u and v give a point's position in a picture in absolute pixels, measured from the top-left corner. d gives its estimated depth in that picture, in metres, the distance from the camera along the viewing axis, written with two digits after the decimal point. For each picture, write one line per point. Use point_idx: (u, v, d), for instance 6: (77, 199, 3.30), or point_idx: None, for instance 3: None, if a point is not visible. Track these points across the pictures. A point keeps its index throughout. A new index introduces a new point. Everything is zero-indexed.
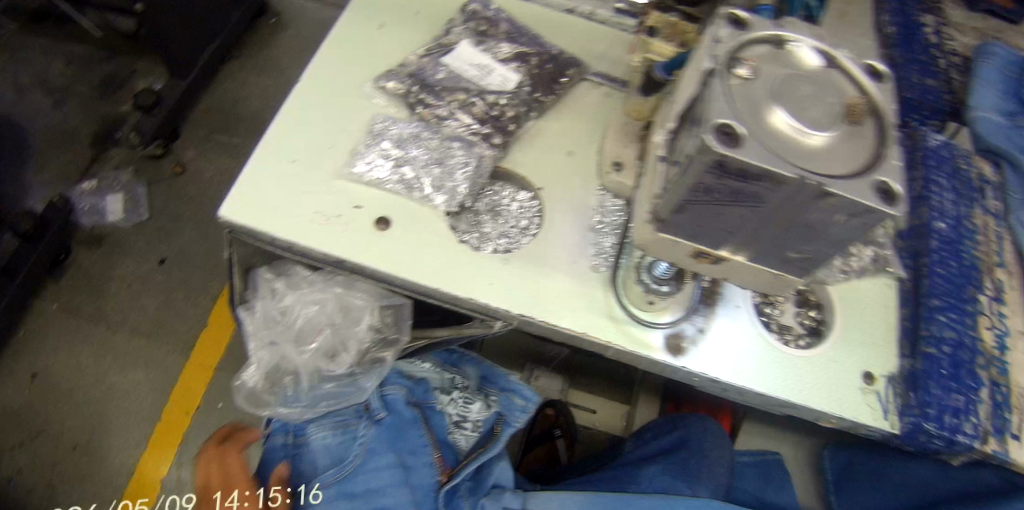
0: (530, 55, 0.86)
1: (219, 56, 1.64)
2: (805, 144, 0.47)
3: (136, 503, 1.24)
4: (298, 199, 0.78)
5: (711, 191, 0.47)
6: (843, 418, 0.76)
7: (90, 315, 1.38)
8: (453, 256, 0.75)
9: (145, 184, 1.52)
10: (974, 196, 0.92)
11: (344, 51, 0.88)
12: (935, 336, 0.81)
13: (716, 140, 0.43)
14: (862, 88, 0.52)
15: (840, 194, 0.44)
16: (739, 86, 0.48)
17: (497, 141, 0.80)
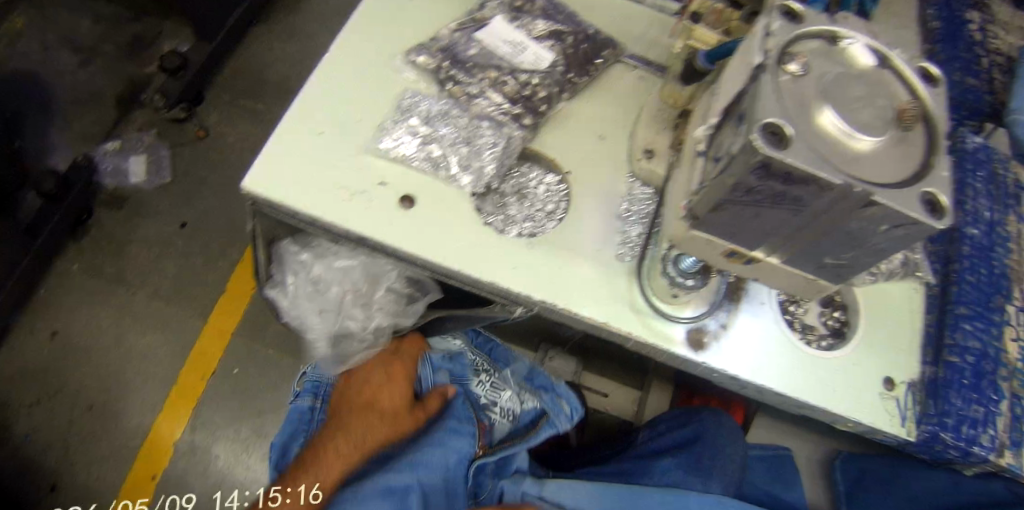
0: (564, 34, 0.83)
1: (245, 20, 1.62)
2: (852, 148, 0.46)
3: (136, 503, 1.26)
4: (325, 173, 0.77)
5: (753, 192, 0.45)
6: (861, 423, 0.75)
7: (111, 277, 1.40)
8: (478, 239, 0.74)
9: (168, 147, 1.52)
10: (1009, 203, 0.90)
11: (376, 23, 0.86)
12: (959, 345, 0.80)
13: (764, 142, 0.42)
14: (914, 91, 0.50)
15: (886, 204, 0.43)
16: (790, 83, 0.47)
17: (527, 122, 0.78)
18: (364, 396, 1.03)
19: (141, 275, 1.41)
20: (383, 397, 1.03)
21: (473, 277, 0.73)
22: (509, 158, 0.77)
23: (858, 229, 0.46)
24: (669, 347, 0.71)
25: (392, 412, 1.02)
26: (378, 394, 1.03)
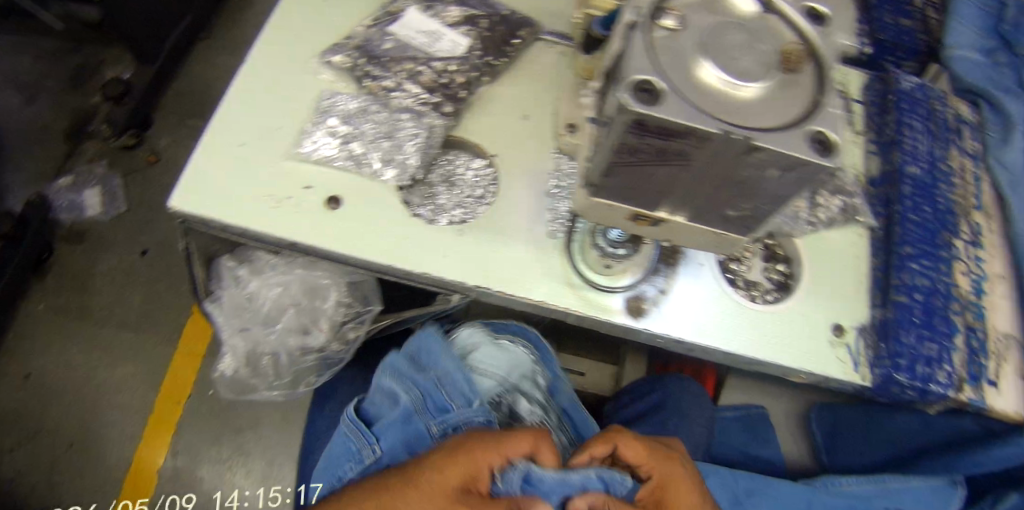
0: (479, 18, 0.82)
1: (185, 40, 1.59)
2: (735, 97, 0.45)
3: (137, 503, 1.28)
4: (250, 184, 0.76)
5: (636, 151, 0.44)
6: (812, 372, 0.76)
7: (78, 312, 1.40)
8: (408, 233, 0.74)
9: (120, 175, 1.51)
10: (951, 137, 0.90)
11: (289, 26, 0.84)
12: (907, 284, 0.79)
13: (634, 99, 0.41)
14: (800, 32, 0.49)
15: (768, 147, 0.42)
16: (665, 38, 0.46)
17: (447, 110, 0.77)
18: (415, 483, 0.66)
19: (109, 307, 1.41)
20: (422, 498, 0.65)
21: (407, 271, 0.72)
22: (433, 147, 0.76)
23: (747, 176, 0.45)
24: (608, 317, 0.70)
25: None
26: (432, 481, 0.65)
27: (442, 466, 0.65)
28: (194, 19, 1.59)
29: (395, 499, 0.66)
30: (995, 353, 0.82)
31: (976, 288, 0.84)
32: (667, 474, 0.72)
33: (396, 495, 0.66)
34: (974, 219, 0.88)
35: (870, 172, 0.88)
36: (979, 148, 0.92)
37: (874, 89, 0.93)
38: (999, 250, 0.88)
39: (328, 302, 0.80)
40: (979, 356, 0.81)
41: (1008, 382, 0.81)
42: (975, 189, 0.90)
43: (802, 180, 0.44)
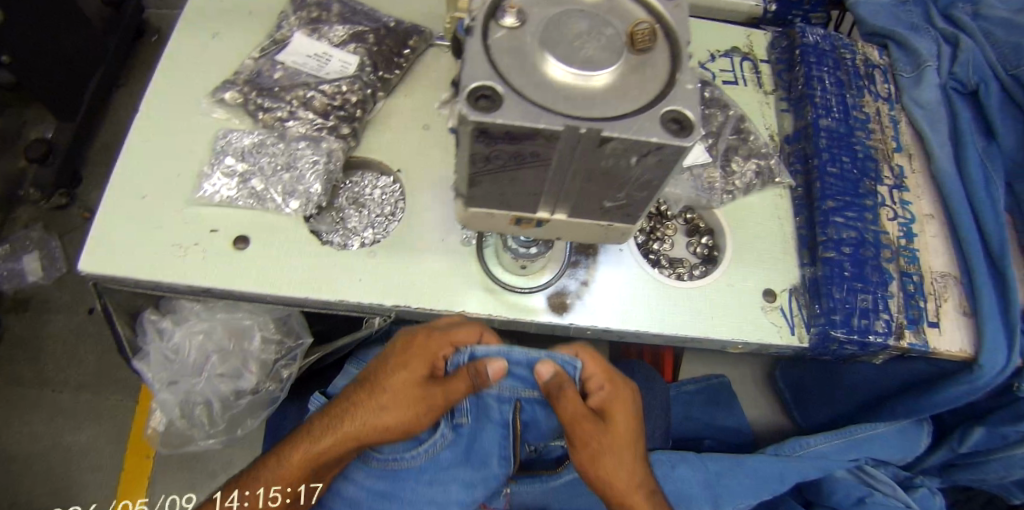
0: (366, 34, 0.81)
1: (105, 88, 1.55)
2: (585, 89, 0.43)
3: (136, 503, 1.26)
4: (153, 236, 0.73)
5: (491, 159, 0.43)
6: (748, 342, 0.75)
7: (33, 380, 1.37)
8: (321, 262, 0.72)
9: (58, 236, 1.47)
10: (862, 83, 0.91)
11: (176, 68, 0.82)
12: (833, 239, 0.78)
13: (471, 108, 0.39)
14: (651, 9, 0.48)
15: (618, 136, 0.40)
16: (507, 39, 0.45)
17: (344, 131, 0.76)
18: (374, 391, 0.70)
19: (65, 371, 1.38)
20: (384, 401, 0.70)
21: (324, 300, 0.71)
22: (334, 171, 0.75)
23: (608, 167, 0.43)
24: (533, 316, 0.70)
25: (405, 409, 0.69)
26: (389, 384, 0.70)
27: (394, 370, 0.69)
28: (110, 67, 1.55)
29: (358, 411, 0.71)
30: (932, 294, 0.82)
31: (906, 232, 0.84)
32: (614, 393, 0.71)
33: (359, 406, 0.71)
34: (895, 162, 0.88)
35: (785, 130, 0.89)
36: (892, 89, 0.94)
37: (781, 46, 0.93)
38: (923, 189, 0.89)
39: (254, 343, 0.78)
40: (917, 300, 0.80)
41: (949, 321, 0.81)
42: (894, 132, 0.90)
43: (664, 166, 0.43)
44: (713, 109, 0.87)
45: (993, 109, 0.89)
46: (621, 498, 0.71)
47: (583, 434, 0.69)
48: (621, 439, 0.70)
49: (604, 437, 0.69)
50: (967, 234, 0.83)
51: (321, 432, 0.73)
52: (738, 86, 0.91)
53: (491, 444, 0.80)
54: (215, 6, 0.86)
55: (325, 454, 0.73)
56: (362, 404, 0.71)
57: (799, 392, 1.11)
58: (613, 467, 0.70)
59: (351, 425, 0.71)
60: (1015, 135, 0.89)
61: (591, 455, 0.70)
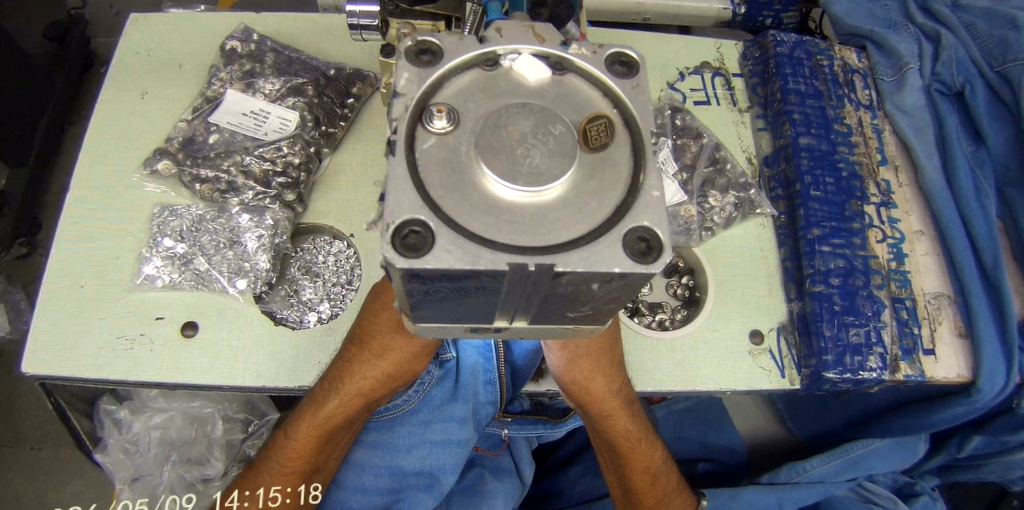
0: (305, 85, 0.75)
1: (56, 128, 1.46)
2: (534, 205, 0.37)
3: None
4: (94, 331, 0.67)
5: (433, 293, 0.38)
6: (738, 390, 0.72)
7: (10, 440, 1.33)
8: (276, 346, 0.67)
9: (20, 288, 1.39)
10: (843, 91, 0.86)
11: (103, 137, 0.75)
12: (821, 272, 0.74)
13: (397, 252, 0.34)
14: (603, 90, 0.42)
15: (573, 271, 0.35)
16: (437, 148, 0.39)
17: (290, 199, 0.70)
18: (368, 344, 0.63)
19: (43, 427, 1.34)
20: (383, 349, 0.63)
21: (284, 387, 0.66)
22: (281, 243, 0.70)
23: (568, 293, 0.38)
24: None
25: (406, 352, 0.64)
26: (376, 332, 0.63)
27: (376, 316, 0.62)
28: (60, 103, 1.46)
29: (354, 368, 0.64)
30: (926, 318, 0.78)
31: (895, 254, 0.80)
32: None
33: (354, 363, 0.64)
34: (881, 176, 0.84)
35: (763, 151, 0.83)
36: (874, 95, 0.88)
37: (754, 57, 0.87)
38: (913, 204, 0.84)
39: (216, 427, 0.75)
40: (911, 326, 0.77)
41: (944, 345, 0.78)
42: (878, 142, 0.85)
43: (629, 288, 0.38)
44: (686, 139, 0.81)
45: (981, 111, 0.84)
46: (605, 407, 0.69)
47: (562, 358, 0.63)
48: (609, 360, 0.65)
49: (588, 358, 0.63)
50: (960, 254, 0.79)
51: (319, 401, 0.65)
52: (710, 105, 0.85)
53: (472, 362, 0.75)
54: (141, 61, 0.79)
55: (333, 419, 0.66)
56: (354, 359, 0.64)
57: (790, 405, 1.10)
58: (599, 385, 0.66)
59: (354, 382, 0.64)
60: (1005, 136, 0.83)
61: (579, 376, 0.65)
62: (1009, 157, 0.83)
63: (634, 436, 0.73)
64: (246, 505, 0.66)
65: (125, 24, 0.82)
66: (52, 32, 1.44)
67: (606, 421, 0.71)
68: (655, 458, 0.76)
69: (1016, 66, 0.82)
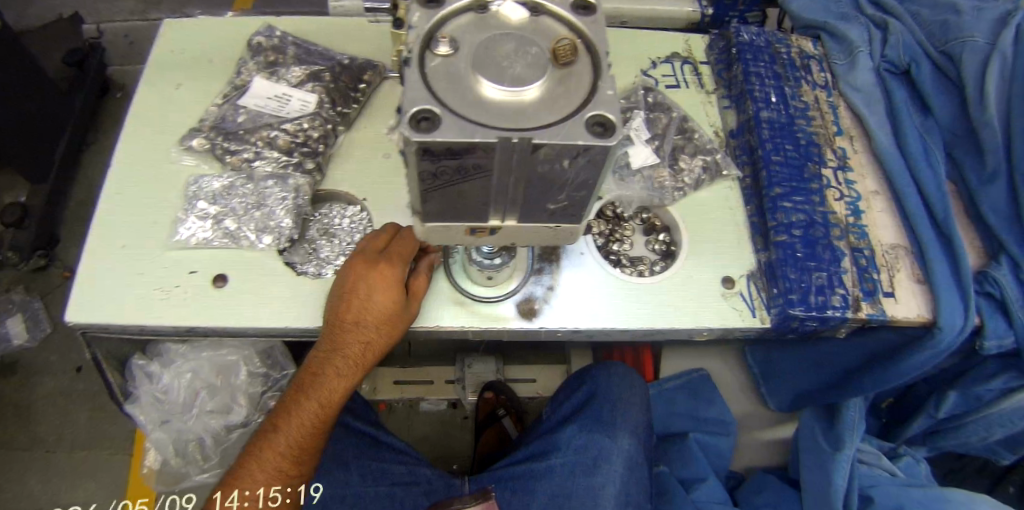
0: (322, 73, 0.86)
1: (73, 147, 1.57)
2: (516, 105, 0.47)
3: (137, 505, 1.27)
4: (134, 282, 0.75)
5: (438, 175, 0.47)
6: (713, 329, 0.79)
7: (25, 441, 1.37)
8: (298, 292, 0.75)
9: (40, 298, 1.48)
10: (800, 74, 0.96)
11: (143, 120, 0.85)
12: (784, 223, 0.82)
13: (412, 130, 0.43)
14: (571, 26, 0.52)
15: (549, 142, 0.44)
16: (442, 66, 0.49)
17: (309, 166, 0.80)
18: (343, 321, 0.70)
19: (58, 430, 1.38)
20: (359, 324, 0.70)
21: (304, 328, 0.74)
22: (303, 205, 0.79)
23: (545, 172, 0.47)
24: (502, 326, 0.74)
25: (372, 328, 0.70)
26: (359, 301, 0.69)
27: (364, 278, 0.70)
28: (77, 124, 1.57)
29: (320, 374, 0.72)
30: (885, 266, 0.85)
31: (853, 210, 0.87)
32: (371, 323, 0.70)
33: (343, 330, 0.70)
34: (838, 145, 0.93)
35: (729, 127, 0.94)
36: (830, 77, 0.99)
37: (718, 47, 0.99)
38: (869, 169, 0.92)
39: (240, 377, 0.85)
40: (871, 272, 0.84)
41: (903, 290, 0.84)
42: (833, 117, 0.95)
43: (591, 167, 0.47)
44: (658, 113, 0.93)
45: (928, 85, 0.95)
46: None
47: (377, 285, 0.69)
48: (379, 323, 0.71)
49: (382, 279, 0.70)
50: (913, 208, 0.86)
51: (324, 356, 0.71)
52: (680, 89, 0.96)
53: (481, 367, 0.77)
54: (177, 58, 0.90)
55: (341, 374, 0.72)
56: (348, 327, 0.70)
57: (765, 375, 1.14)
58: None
59: (345, 342, 0.70)
60: (950, 106, 0.94)
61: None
62: (955, 126, 0.94)
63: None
64: (246, 506, 0.72)
65: (161, 28, 0.94)
66: (71, 58, 1.54)
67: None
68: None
69: (957, 45, 0.93)
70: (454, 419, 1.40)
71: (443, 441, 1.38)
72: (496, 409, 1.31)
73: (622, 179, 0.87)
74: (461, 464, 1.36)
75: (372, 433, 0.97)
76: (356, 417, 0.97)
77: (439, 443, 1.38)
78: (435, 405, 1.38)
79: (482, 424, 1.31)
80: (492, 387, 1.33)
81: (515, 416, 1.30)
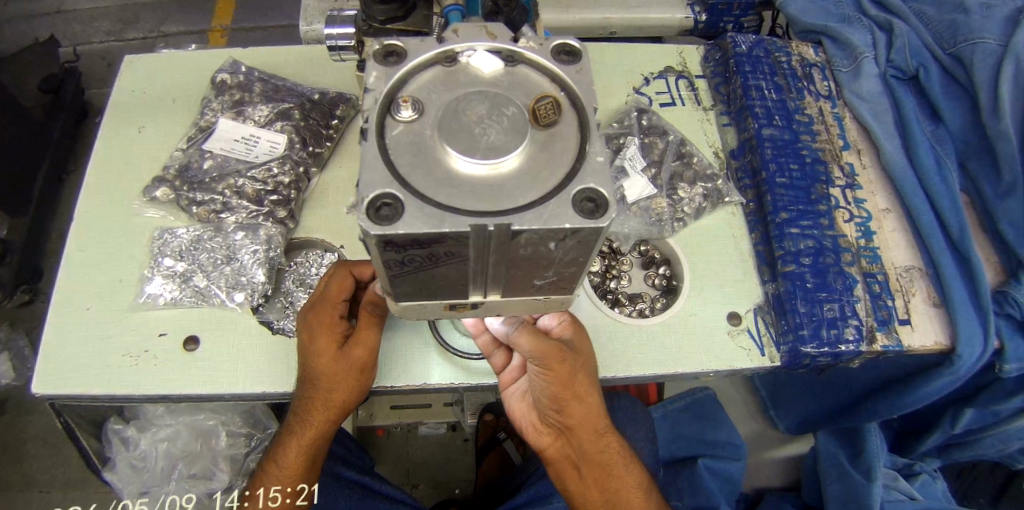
0: (291, 110, 0.81)
1: (54, 174, 1.49)
2: (489, 180, 0.41)
3: None
4: (98, 349, 0.70)
5: (405, 263, 0.41)
6: (719, 370, 0.74)
7: (15, 484, 1.31)
8: (275, 354, 0.70)
9: (24, 334, 1.40)
10: (802, 84, 0.90)
11: (104, 169, 0.80)
12: (791, 252, 0.77)
13: (371, 221, 0.37)
14: (554, 77, 0.46)
15: (529, 228, 0.38)
16: (404, 134, 0.42)
17: (282, 216, 0.75)
18: (308, 378, 0.65)
19: (52, 470, 1.32)
20: (329, 389, 0.65)
21: (283, 393, 0.69)
22: (275, 257, 0.74)
23: (530, 255, 0.41)
24: (494, 379, 0.72)
25: (334, 385, 0.65)
26: (315, 368, 0.64)
27: (312, 345, 0.64)
28: (58, 151, 1.49)
29: (300, 416, 0.69)
30: (900, 291, 0.79)
31: (864, 232, 0.82)
32: (331, 381, 0.65)
33: (310, 387, 0.66)
34: (845, 160, 0.87)
35: (729, 145, 0.88)
36: (833, 86, 0.92)
37: (714, 59, 0.93)
38: (880, 186, 0.86)
39: (220, 440, 0.84)
40: (885, 299, 0.78)
41: (919, 315, 0.77)
42: (839, 129, 0.89)
43: (579, 246, 0.41)
44: (653, 137, 0.87)
45: (936, 92, 0.89)
46: (584, 423, 0.69)
47: (330, 351, 0.63)
48: (341, 380, 0.65)
49: (327, 340, 0.64)
50: (927, 227, 0.80)
51: (299, 405, 0.68)
52: (675, 106, 0.91)
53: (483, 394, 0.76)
54: (138, 99, 0.85)
55: (319, 437, 0.70)
56: (312, 382, 0.65)
57: (775, 392, 1.11)
58: (569, 406, 0.66)
59: (319, 399, 0.66)
60: (960, 113, 0.88)
61: (536, 375, 0.64)
62: (967, 134, 0.88)
63: (611, 462, 0.74)
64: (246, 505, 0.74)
65: (121, 65, 0.88)
66: (47, 85, 1.47)
67: (524, 436, 0.76)
68: (632, 488, 0.76)
69: (967, 46, 0.87)
70: (453, 443, 1.37)
71: (443, 466, 1.34)
72: (496, 431, 1.29)
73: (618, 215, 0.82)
74: (464, 489, 1.32)
75: (368, 482, 0.94)
76: (345, 465, 0.94)
77: (438, 469, 1.34)
78: (434, 429, 1.34)
79: (483, 449, 1.29)
80: (492, 410, 1.31)
81: (517, 439, 1.28)
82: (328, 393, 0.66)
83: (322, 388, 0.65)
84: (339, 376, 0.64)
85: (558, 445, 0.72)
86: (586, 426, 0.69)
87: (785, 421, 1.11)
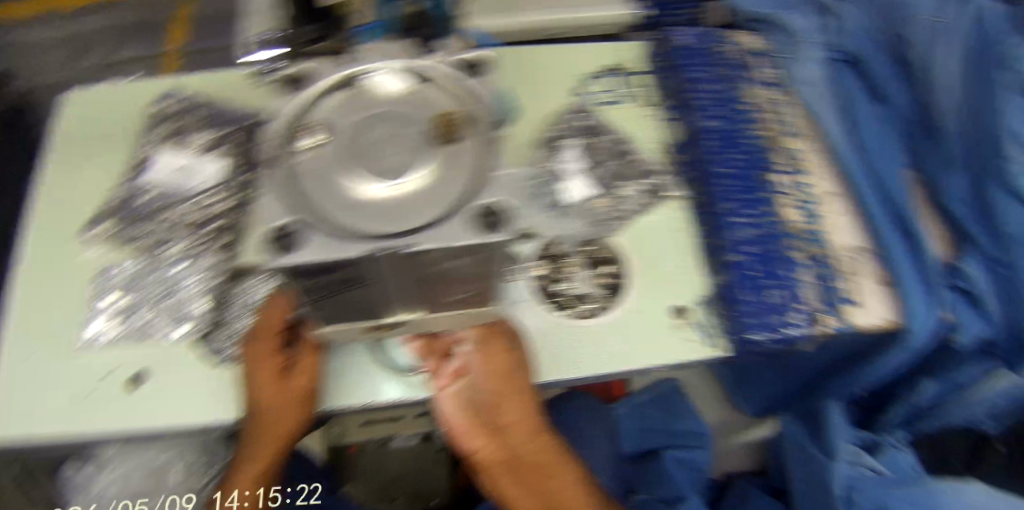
0: (227, 137, 0.83)
1: None
2: (388, 199, 0.40)
3: None
4: (36, 394, 0.69)
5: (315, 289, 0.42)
6: (670, 365, 0.75)
7: None
8: (219, 386, 0.69)
9: None
10: (738, 74, 0.91)
11: (42, 210, 0.80)
12: (734, 242, 0.78)
13: (268, 250, 0.37)
14: (460, 87, 0.45)
15: (424, 246, 0.38)
16: (306, 160, 0.42)
17: (224, 242, 0.77)
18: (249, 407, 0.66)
19: None
20: (273, 422, 0.66)
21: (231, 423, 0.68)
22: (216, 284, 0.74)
23: (432, 274, 0.41)
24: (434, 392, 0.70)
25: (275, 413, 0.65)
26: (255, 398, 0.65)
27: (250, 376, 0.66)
28: None
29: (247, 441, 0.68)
30: (848, 272, 0.78)
31: (807, 217, 0.82)
32: (273, 410, 0.65)
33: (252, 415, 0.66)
34: (785, 146, 0.88)
35: (667, 139, 0.89)
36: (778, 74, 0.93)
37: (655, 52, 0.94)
38: (823, 169, 0.87)
39: (176, 475, 0.84)
40: (832, 282, 0.77)
41: (870, 294, 0.77)
42: (777, 117, 0.90)
43: (480, 259, 0.41)
44: (590, 136, 0.88)
45: (877, 73, 0.90)
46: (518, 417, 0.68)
47: (267, 380, 0.65)
48: (281, 406, 0.65)
49: (265, 370, 0.65)
50: (870, 207, 0.81)
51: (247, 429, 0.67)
52: (614, 104, 0.91)
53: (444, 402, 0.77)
54: (71, 136, 0.84)
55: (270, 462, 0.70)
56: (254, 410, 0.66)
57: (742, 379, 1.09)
58: (501, 396, 0.66)
59: (263, 427, 0.66)
60: (902, 92, 0.89)
61: (473, 369, 0.65)
62: (906, 112, 0.89)
63: (549, 468, 0.70)
64: None
65: (55, 105, 0.88)
66: None
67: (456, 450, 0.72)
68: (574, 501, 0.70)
69: (900, 22, 0.87)
70: (428, 453, 1.34)
71: (419, 477, 1.33)
72: None
73: (558, 217, 0.82)
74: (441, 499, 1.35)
75: None
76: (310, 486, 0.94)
77: (417, 481, 1.33)
78: (407, 441, 1.29)
79: None
80: None
81: None
82: (271, 422, 0.66)
83: (264, 417, 0.66)
84: (277, 404, 0.65)
85: (492, 449, 0.69)
86: (519, 423, 0.68)
87: (750, 406, 1.12)
